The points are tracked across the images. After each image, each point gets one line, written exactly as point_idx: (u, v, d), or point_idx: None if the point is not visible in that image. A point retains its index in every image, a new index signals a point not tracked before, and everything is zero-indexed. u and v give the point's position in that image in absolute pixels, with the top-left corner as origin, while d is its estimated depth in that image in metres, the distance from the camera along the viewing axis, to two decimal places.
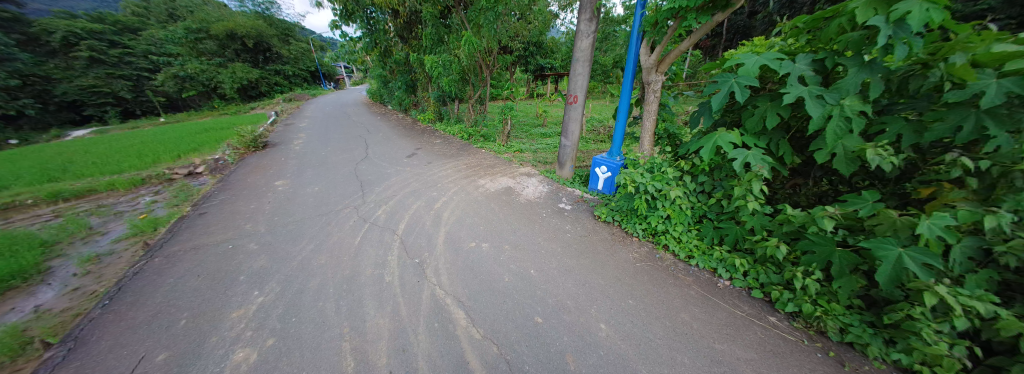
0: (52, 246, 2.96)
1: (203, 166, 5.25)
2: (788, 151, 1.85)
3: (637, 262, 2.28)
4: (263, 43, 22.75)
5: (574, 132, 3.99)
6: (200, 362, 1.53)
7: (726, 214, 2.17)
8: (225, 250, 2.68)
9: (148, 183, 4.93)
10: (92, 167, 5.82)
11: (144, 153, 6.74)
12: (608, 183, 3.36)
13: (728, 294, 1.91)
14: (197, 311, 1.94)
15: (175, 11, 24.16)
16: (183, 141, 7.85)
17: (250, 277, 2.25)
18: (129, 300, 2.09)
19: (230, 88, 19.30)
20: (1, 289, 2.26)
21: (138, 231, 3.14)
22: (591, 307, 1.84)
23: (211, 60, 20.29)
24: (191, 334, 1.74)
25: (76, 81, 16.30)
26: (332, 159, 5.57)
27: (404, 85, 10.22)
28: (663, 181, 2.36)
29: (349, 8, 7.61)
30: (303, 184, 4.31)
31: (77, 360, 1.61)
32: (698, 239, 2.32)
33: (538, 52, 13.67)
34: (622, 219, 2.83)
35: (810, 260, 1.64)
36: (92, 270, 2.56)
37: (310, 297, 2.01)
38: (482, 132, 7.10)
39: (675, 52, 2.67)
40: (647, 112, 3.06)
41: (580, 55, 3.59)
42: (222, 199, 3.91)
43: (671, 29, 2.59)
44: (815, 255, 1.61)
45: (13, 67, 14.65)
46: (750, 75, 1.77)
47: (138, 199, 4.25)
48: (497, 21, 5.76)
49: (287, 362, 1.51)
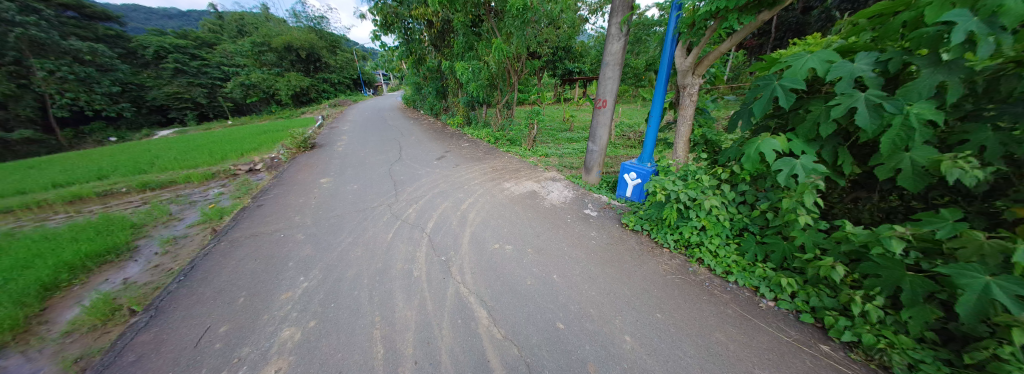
0: (139, 228, 3.50)
1: (261, 164, 5.92)
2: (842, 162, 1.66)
3: (666, 274, 2.18)
4: (314, 54, 24.60)
5: (602, 137, 3.92)
6: (255, 336, 1.75)
7: (771, 229, 2.01)
8: (277, 238, 2.99)
9: (216, 177, 5.63)
10: (173, 162, 6.79)
11: (213, 151, 7.74)
12: (637, 190, 3.25)
13: (772, 317, 1.74)
14: (253, 290, 2.19)
15: (243, 27, 27.51)
16: (244, 142, 8.89)
17: (297, 264, 2.49)
18: (200, 277, 2.42)
19: (285, 95, 21.62)
20: (99, 263, 2.76)
21: (208, 218, 3.60)
22: (616, 317, 1.78)
23: (271, 70, 22.77)
24: (248, 311, 1.97)
25: (164, 89, 19.19)
26: (369, 160, 5.97)
27: (435, 91, 10.84)
28: (698, 189, 2.27)
29: (388, 20, 8.16)
30: (343, 181, 4.69)
31: (158, 326, 1.90)
32: (738, 254, 2.16)
33: (565, 56, 13.58)
34: (652, 228, 2.73)
35: (872, 283, 1.46)
36: (170, 250, 2.99)
37: (347, 286, 2.17)
38: (509, 136, 7.21)
39: (714, 54, 2.55)
40: (681, 117, 2.94)
41: (609, 59, 3.54)
42: (276, 194, 4.34)
43: (711, 29, 2.45)
44: (879, 278, 1.42)
45: (116, 77, 17.67)
46: (797, 77, 1.69)
47: (207, 191, 4.86)
48: (526, 27, 5.85)
49: (325, 343, 1.66)
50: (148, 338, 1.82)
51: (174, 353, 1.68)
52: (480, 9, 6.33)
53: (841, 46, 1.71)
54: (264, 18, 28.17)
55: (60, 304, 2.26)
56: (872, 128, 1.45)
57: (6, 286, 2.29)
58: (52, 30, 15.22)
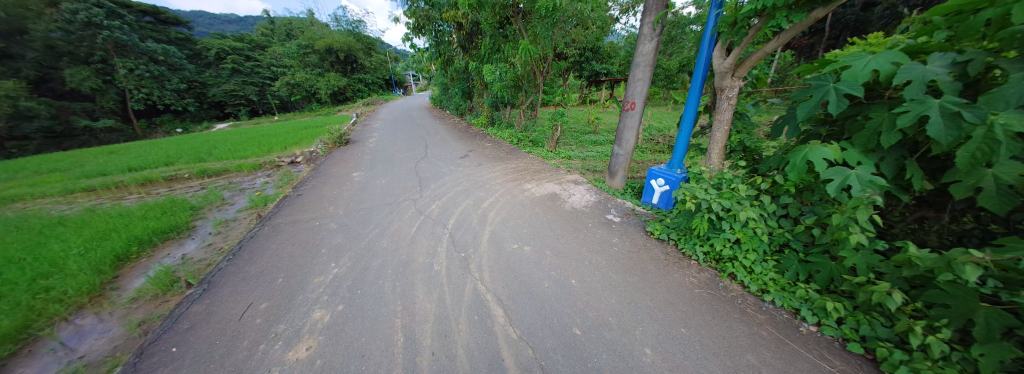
0: (198, 210, 3.94)
1: (302, 157, 6.41)
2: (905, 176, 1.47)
3: (693, 288, 2.06)
4: (352, 56, 26.40)
5: (629, 141, 3.80)
6: (290, 314, 1.89)
7: (817, 247, 1.82)
8: (313, 225, 3.22)
9: (263, 167, 6.17)
10: (227, 153, 7.56)
11: (261, 144, 8.50)
12: (665, 198, 3.11)
13: (815, 343, 1.57)
14: (290, 272, 2.38)
15: (291, 31, 30.01)
16: (288, 136, 9.67)
17: (330, 251, 2.67)
18: (246, 257, 2.66)
19: (325, 93, 23.28)
20: (163, 240, 3.14)
21: (255, 204, 3.96)
22: (636, 327, 1.72)
23: (313, 70, 24.56)
24: (285, 291, 2.14)
25: (222, 87, 21.44)
26: (397, 156, 6.26)
27: (461, 92, 11.14)
28: (732, 200, 2.13)
29: (420, 23, 8.48)
30: (373, 176, 4.95)
31: (210, 299, 2.13)
32: (777, 272, 1.99)
33: (593, 57, 13.30)
34: (680, 238, 2.60)
35: (937, 313, 1.27)
36: (222, 231, 3.33)
37: (372, 274, 2.28)
38: (532, 137, 7.21)
39: (758, 54, 2.37)
40: (717, 122, 2.77)
41: (640, 60, 3.41)
42: (313, 185, 4.67)
43: (754, 28, 2.28)
44: (946, 309, 1.24)
45: (184, 75, 19.97)
46: (855, 80, 1.54)
47: (255, 180, 5.34)
48: (554, 28, 5.79)
49: (351, 327, 1.76)
50: (201, 308, 2.04)
51: (222, 324, 1.87)
52: (507, 11, 6.34)
53: (906, 46, 1.53)
54: (309, 23, 30.50)
55: (130, 273, 2.62)
56: (946, 140, 1.26)
57: (90, 255, 2.72)
58: (135, 33, 17.46)
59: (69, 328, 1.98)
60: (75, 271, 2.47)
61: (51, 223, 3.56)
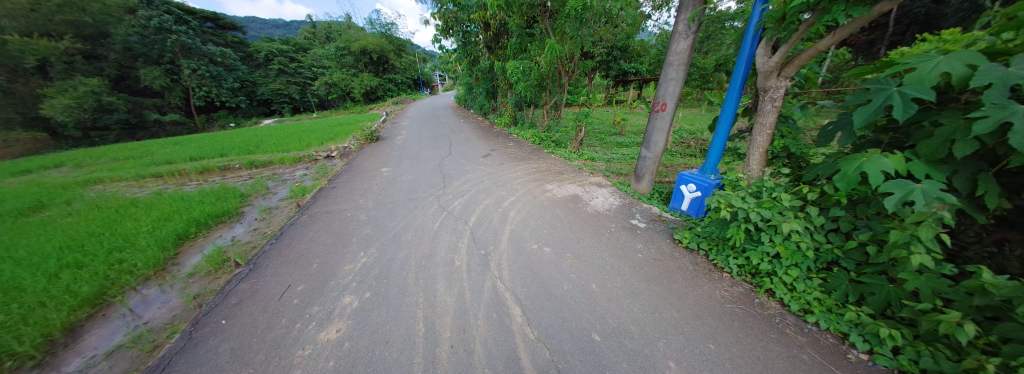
0: (246, 198, 4.34)
1: (337, 152, 6.85)
2: (981, 192, 1.27)
3: (726, 303, 1.93)
4: (384, 57, 27.61)
5: (658, 144, 3.64)
6: (323, 298, 2.03)
7: (872, 266, 1.62)
8: (345, 216, 3.42)
9: (302, 160, 6.65)
10: (271, 146, 8.24)
11: (302, 139, 9.16)
12: (695, 205, 2.94)
13: (864, 372, 1.39)
14: (324, 258, 2.55)
15: (331, 34, 32.14)
16: (324, 132, 10.33)
17: (359, 241, 2.83)
18: (286, 242, 2.90)
19: (358, 93, 24.71)
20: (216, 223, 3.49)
21: (294, 194, 4.28)
22: (659, 339, 1.64)
23: (349, 70, 26.06)
24: (319, 276, 2.30)
25: (270, 86, 23.49)
26: (423, 153, 6.49)
27: (486, 92, 11.31)
28: (773, 210, 1.97)
29: (449, 24, 8.68)
30: (400, 172, 5.17)
31: (254, 278, 2.33)
32: (823, 292, 1.80)
33: (621, 56, 12.83)
34: (711, 248, 2.46)
35: (1012, 349, 1.09)
36: (266, 217, 3.64)
37: (397, 266, 2.39)
38: (554, 138, 7.17)
39: (809, 52, 2.16)
40: (758, 125, 2.58)
41: (674, 58, 3.25)
42: (346, 178, 4.97)
43: (806, 24, 2.08)
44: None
45: (237, 76, 22.09)
46: (923, 83, 1.35)
47: (295, 172, 5.78)
48: (582, 27, 5.65)
49: (376, 314, 1.86)
50: (247, 286, 2.24)
51: (265, 301, 2.05)
52: (535, 10, 6.28)
53: (985, 46, 1.33)
54: (347, 26, 32.40)
55: (188, 251, 2.95)
56: None
57: (157, 233, 3.10)
58: (197, 37, 19.51)
59: (137, 297, 2.28)
60: (144, 247, 2.83)
61: (126, 204, 4.10)
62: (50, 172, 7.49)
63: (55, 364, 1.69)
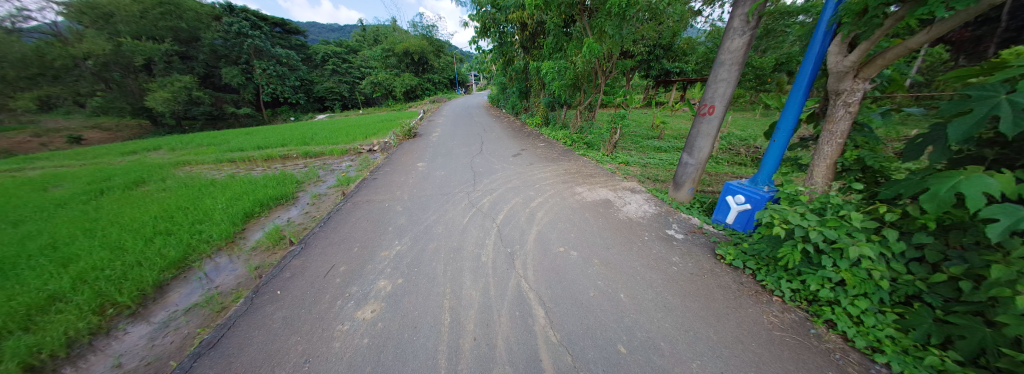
0: (301, 184, 4.84)
1: (378, 146, 7.35)
2: None
3: (774, 330, 1.73)
4: (424, 58, 29.02)
5: (703, 149, 3.37)
6: (361, 280, 2.20)
7: (966, 305, 1.35)
8: (383, 206, 3.67)
9: (348, 153, 7.25)
10: (323, 139, 9.09)
11: (348, 133, 9.96)
12: (742, 218, 2.68)
13: None
14: (363, 244, 2.76)
15: (378, 37, 34.62)
16: (367, 128, 11.13)
17: (395, 230, 3.01)
18: (331, 226, 3.18)
19: (399, 91, 26.26)
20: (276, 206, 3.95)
21: (340, 184, 4.68)
22: (692, 359, 1.53)
23: (392, 70, 27.81)
24: (358, 259, 2.50)
25: (324, 84, 25.94)
26: (456, 150, 6.72)
27: (519, 91, 11.35)
28: (839, 230, 1.72)
29: (487, 25, 8.83)
30: (433, 167, 5.40)
31: (304, 256, 2.60)
32: (899, 330, 1.53)
33: (665, 55, 12.06)
34: (761, 268, 2.22)
35: None
36: (316, 202, 4.04)
37: (428, 256, 2.50)
38: (587, 140, 7.00)
39: (896, 50, 1.85)
40: (826, 134, 2.28)
41: (726, 57, 2.98)
42: (385, 171, 5.32)
43: (893, 17, 1.79)
44: None
45: (298, 75, 24.71)
46: None
47: (341, 163, 6.32)
48: (624, 25, 5.40)
49: (407, 300, 1.97)
50: (298, 262, 2.51)
51: (313, 277, 2.28)
52: (573, 9, 6.14)
53: None
54: (393, 29, 34.58)
55: (253, 227, 3.38)
56: None
57: (229, 210, 3.59)
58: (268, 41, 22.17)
59: (210, 264, 2.66)
60: (218, 221, 3.29)
61: (206, 183, 4.82)
62: (152, 154, 9.03)
63: (146, 315, 2.04)
